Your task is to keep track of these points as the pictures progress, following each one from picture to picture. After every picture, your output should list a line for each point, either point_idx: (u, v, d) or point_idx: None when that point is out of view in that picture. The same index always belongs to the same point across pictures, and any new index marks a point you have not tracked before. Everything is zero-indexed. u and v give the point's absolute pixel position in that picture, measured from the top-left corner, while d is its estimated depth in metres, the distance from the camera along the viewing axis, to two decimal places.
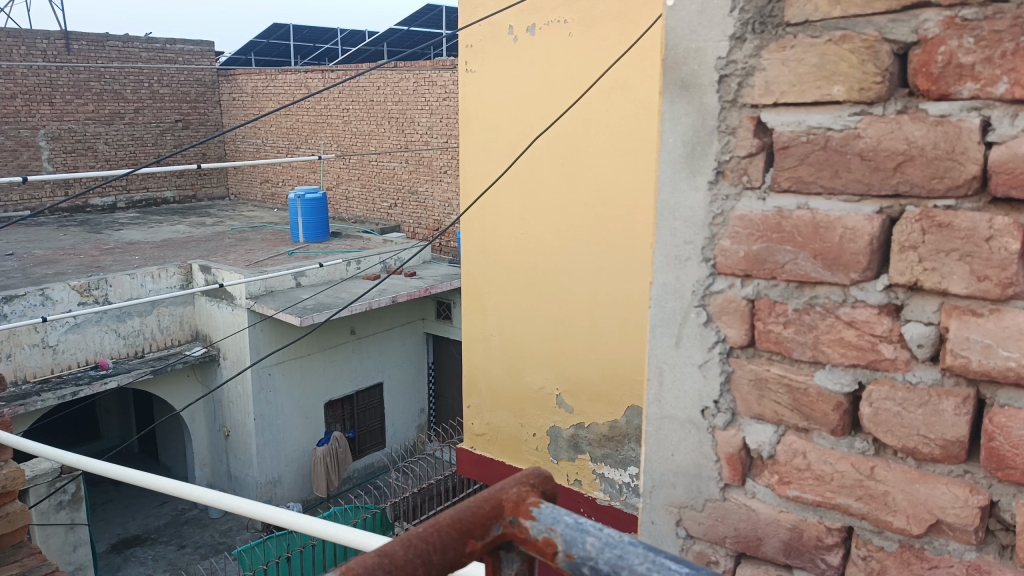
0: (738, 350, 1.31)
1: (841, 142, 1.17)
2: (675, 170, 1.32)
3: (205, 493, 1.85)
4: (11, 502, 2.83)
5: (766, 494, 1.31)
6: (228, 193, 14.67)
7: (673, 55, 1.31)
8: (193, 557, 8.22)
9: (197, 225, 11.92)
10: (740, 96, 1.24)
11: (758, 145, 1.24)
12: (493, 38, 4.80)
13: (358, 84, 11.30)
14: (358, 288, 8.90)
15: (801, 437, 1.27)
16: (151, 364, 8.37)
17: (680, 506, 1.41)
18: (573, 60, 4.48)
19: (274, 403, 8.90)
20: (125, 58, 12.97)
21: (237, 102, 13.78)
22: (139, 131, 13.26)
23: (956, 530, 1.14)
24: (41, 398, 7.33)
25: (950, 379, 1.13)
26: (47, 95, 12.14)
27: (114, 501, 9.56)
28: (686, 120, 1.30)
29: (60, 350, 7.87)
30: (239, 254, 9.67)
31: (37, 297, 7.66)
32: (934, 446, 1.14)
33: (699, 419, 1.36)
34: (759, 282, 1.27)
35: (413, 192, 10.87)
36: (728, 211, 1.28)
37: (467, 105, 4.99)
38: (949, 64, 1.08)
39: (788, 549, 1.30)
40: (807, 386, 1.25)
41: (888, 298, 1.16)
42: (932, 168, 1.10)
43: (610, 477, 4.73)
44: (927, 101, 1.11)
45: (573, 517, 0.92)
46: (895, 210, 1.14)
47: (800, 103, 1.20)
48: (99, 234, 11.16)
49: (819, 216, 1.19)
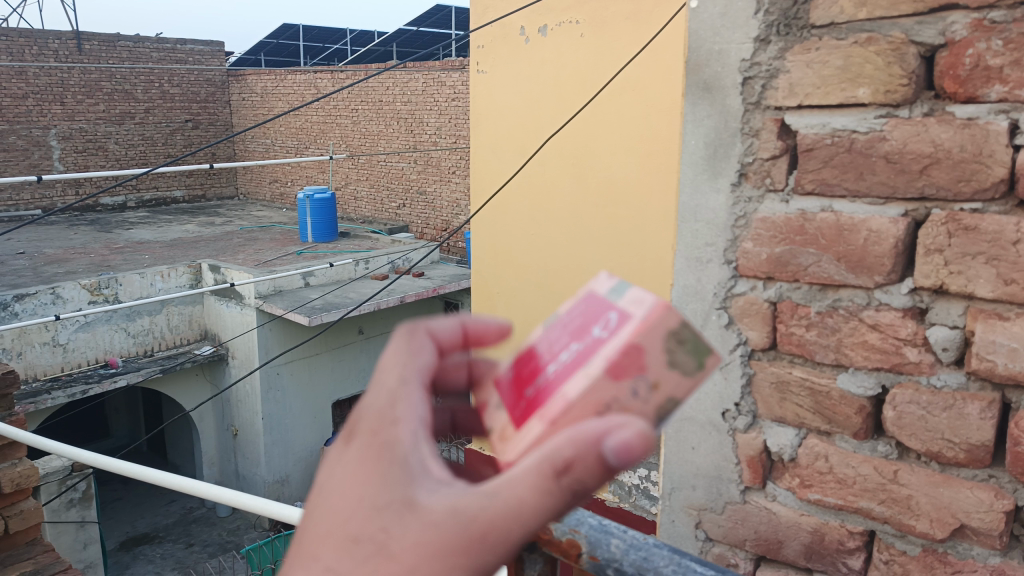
0: (760, 353, 1.31)
1: (866, 144, 1.16)
2: (697, 173, 1.33)
3: (216, 491, 1.83)
4: (25, 500, 2.86)
5: (787, 497, 1.31)
6: (237, 192, 14.74)
7: (695, 56, 1.31)
8: (201, 555, 8.24)
9: (206, 225, 11.97)
10: (764, 98, 1.25)
11: (781, 147, 1.25)
12: (505, 39, 4.86)
13: (367, 85, 11.32)
14: (367, 288, 8.89)
15: (823, 440, 1.26)
16: (160, 362, 8.39)
17: (699, 509, 1.41)
18: (583, 60, 4.49)
19: (282, 402, 8.93)
20: (135, 58, 13.00)
21: (247, 103, 13.85)
22: (150, 131, 13.32)
23: (981, 535, 1.14)
24: (52, 396, 7.37)
25: (975, 382, 1.13)
26: (58, 95, 12.18)
27: (123, 499, 9.60)
28: (708, 122, 1.31)
29: (70, 348, 7.90)
30: (248, 254, 9.69)
31: (48, 296, 7.70)
32: (958, 451, 1.14)
33: (720, 421, 1.36)
34: (782, 284, 1.27)
35: (421, 192, 10.87)
36: (751, 214, 1.28)
37: (478, 107, 5.08)
38: (976, 66, 1.08)
39: (809, 552, 1.29)
40: (830, 389, 1.24)
41: (913, 301, 1.16)
42: (957, 171, 1.10)
43: (620, 479, 4.63)
44: (954, 104, 1.11)
45: (596, 520, 1.00)
46: (921, 213, 1.14)
47: (824, 105, 1.19)
48: (110, 233, 11.22)
49: (843, 219, 1.18)
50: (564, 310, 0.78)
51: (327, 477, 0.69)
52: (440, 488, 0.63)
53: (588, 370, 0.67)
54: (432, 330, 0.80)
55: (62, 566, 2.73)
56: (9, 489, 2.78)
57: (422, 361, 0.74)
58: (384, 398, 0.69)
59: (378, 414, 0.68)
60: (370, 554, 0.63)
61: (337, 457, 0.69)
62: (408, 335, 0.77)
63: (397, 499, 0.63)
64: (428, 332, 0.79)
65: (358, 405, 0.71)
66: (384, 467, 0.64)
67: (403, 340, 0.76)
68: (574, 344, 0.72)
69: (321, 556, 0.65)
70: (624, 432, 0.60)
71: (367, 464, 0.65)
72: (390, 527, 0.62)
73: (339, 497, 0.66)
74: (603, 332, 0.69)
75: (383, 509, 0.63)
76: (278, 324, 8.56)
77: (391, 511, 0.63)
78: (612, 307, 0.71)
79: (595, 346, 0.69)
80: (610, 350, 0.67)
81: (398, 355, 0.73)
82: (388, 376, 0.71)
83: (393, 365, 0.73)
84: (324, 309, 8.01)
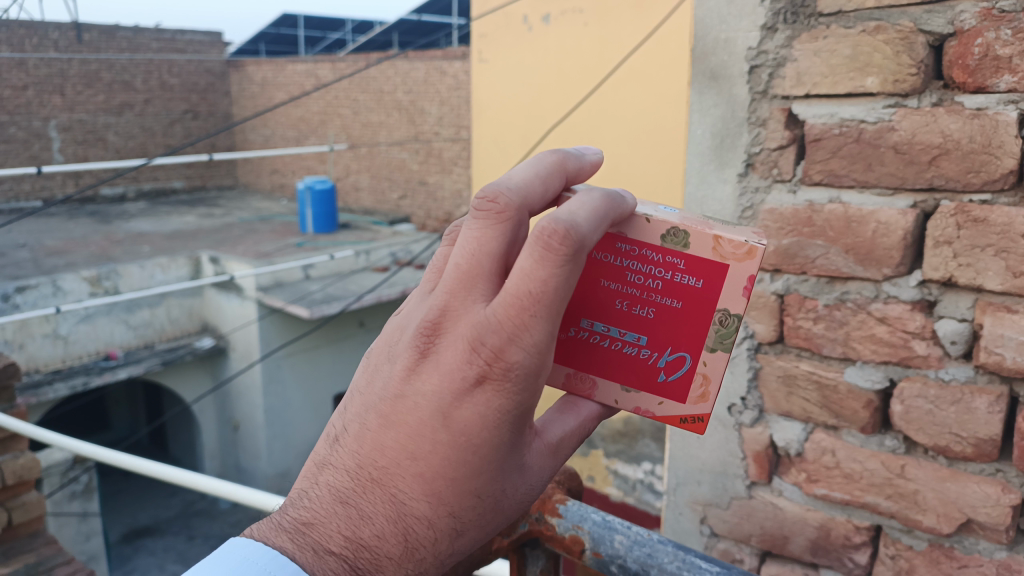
0: (767, 347, 1.30)
1: (875, 134, 1.15)
2: (704, 163, 1.32)
3: (221, 486, 1.81)
4: (28, 492, 2.86)
5: (793, 492, 1.30)
6: (236, 183, 14.72)
7: (702, 45, 1.29)
8: (202, 548, 8.25)
9: (206, 216, 11.93)
10: (771, 87, 1.23)
11: (788, 138, 1.23)
12: (507, 27, 4.92)
13: (368, 74, 11.27)
14: (368, 280, 8.77)
15: (830, 434, 1.25)
16: (160, 355, 8.38)
17: (704, 504, 1.41)
18: (588, 47, 4.53)
19: (282, 395, 8.95)
20: (135, 48, 12.98)
21: (246, 93, 13.90)
22: (149, 122, 13.30)
23: (988, 530, 1.13)
24: (53, 389, 7.37)
25: (983, 376, 1.11)
26: (58, 86, 12.05)
27: (125, 491, 9.62)
28: (715, 112, 1.29)
29: (71, 341, 7.88)
30: (248, 245, 9.66)
31: (49, 288, 7.67)
32: (966, 445, 1.13)
33: (726, 416, 1.35)
34: (790, 277, 1.25)
35: (422, 182, 10.82)
36: (758, 205, 1.27)
37: (480, 94, 5.18)
38: (986, 56, 1.06)
39: (814, 548, 1.28)
40: (837, 383, 1.23)
41: (921, 295, 1.15)
42: (967, 162, 1.08)
43: (623, 474, 4.64)
44: (963, 94, 1.09)
45: (599, 516, 1.02)
46: (930, 205, 1.12)
47: (832, 95, 1.18)
48: (109, 224, 11.20)
49: (852, 211, 1.17)
50: (678, 282, 0.89)
51: (440, 407, 0.71)
52: (535, 450, 0.77)
53: (627, 389, 0.92)
54: (590, 235, 0.71)
55: (65, 558, 2.71)
56: (11, 481, 2.81)
57: (573, 289, 0.70)
58: (535, 361, 0.70)
59: (524, 379, 0.70)
60: (475, 508, 0.73)
61: (453, 383, 0.70)
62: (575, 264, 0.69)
63: (509, 464, 0.74)
64: (588, 246, 0.70)
65: (494, 341, 0.69)
66: (509, 438, 0.72)
67: (565, 264, 0.68)
68: (645, 346, 0.91)
69: (431, 498, 0.72)
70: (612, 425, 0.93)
71: (498, 429, 0.71)
72: (499, 490, 0.74)
73: (460, 450, 0.71)
74: (667, 367, 0.91)
75: (496, 474, 0.73)
76: (278, 316, 8.56)
77: (503, 473, 0.73)
78: (698, 354, 0.90)
79: (651, 372, 0.91)
80: (653, 393, 0.92)
81: (559, 299, 0.68)
82: (546, 329, 0.69)
83: (551, 300, 0.68)
84: (325, 302, 7.97)
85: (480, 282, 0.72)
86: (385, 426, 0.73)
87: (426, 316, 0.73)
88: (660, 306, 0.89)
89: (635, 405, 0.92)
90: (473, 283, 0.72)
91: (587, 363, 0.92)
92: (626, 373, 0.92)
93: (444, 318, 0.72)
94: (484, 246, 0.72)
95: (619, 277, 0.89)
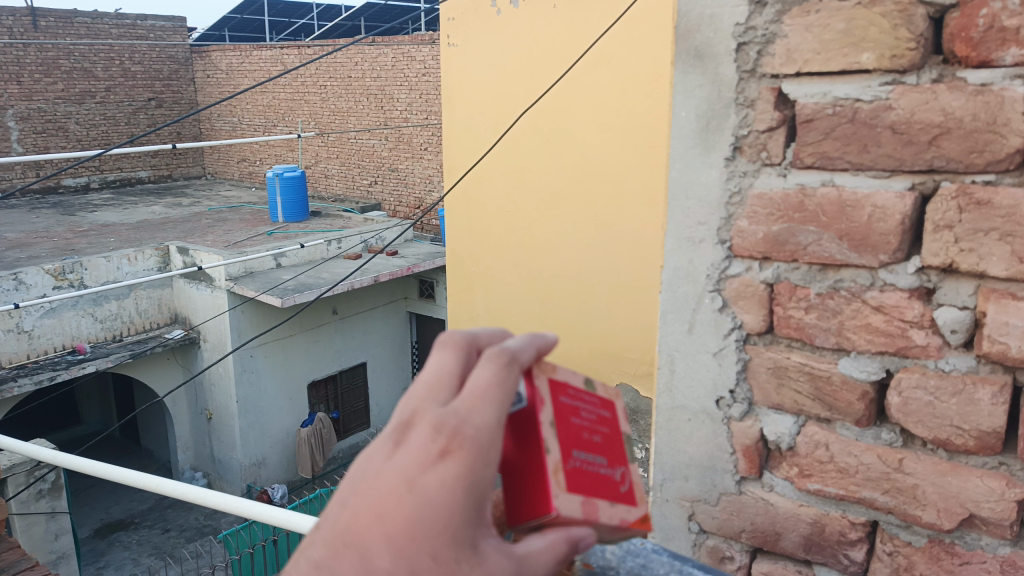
0: (756, 337, 1.24)
1: (870, 114, 1.09)
2: (688, 147, 1.24)
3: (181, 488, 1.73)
4: None
5: (785, 487, 1.25)
6: (204, 172, 14.40)
7: (685, 21, 1.21)
8: (179, 540, 8.15)
9: (173, 206, 11.69)
10: (760, 66, 1.16)
11: (778, 118, 1.16)
12: (476, 10, 4.80)
13: (335, 60, 11.05)
14: (340, 268, 8.67)
15: (823, 428, 1.20)
16: (129, 347, 8.16)
17: (692, 500, 1.35)
18: (562, 32, 4.46)
19: (257, 385, 8.77)
20: (94, 34, 12.58)
21: (212, 80, 13.43)
22: (111, 110, 12.90)
23: (990, 525, 1.09)
24: (18, 384, 7.19)
25: (985, 366, 1.06)
26: (14, 74, 11.79)
27: (95, 486, 9.42)
28: (700, 92, 1.21)
29: (35, 335, 7.67)
30: (217, 234, 9.45)
31: (10, 281, 7.44)
32: (968, 438, 1.08)
33: (714, 409, 1.29)
34: (779, 265, 1.20)
35: (393, 168, 10.67)
36: (746, 189, 1.20)
37: (449, 78, 5.07)
38: (991, 28, 1.01)
39: (809, 544, 1.24)
40: (830, 373, 1.18)
41: (920, 281, 1.09)
42: (969, 142, 1.02)
43: None
44: (965, 69, 1.03)
45: None
46: (929, 186, 1.07)
47: (825, 72, 1.12)
48: (73, 216, 10.89)
49: (846, 194, 1.11)
50: (600, 417, 0.80)
51: (402, 467, 0.58)
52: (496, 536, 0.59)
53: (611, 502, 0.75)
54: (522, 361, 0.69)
55: (27, 563, 2.58)
56: None
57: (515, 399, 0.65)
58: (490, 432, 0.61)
59: (483, 444, 0.59)
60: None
61: (416, 449, 0.58)
62: (510, 359, 0.66)
63: (467, 535, 0.57)
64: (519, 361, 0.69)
65: (457, 410, 0.61)
66: (469, 508, 0.57)
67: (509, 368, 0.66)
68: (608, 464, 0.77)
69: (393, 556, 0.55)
70: (589, 537, 0.69)
71: (458, 490, 0.57)
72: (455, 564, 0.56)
73: (421, 510, 0.56)
74: (622, 481, 0.78)
75: (453, 538, 0.56)
76: (250, 306, 8.39)
77: (460, 543, 0.56)
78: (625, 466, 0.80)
79: (616, 484, 0.77)
80: (630, 507, 0.78)
81: (503, 388, 0.63)
82: (497, 398, 0.62)
83: (495, 389, 0.63)
84: (298, 290, 7.84)
85: (434, 375, 0.65)
86: (355, 494, 0.59)
87: (399, 414, 0.63)
88: (603, 434, 0.79)
89: (621, 518, 0.75)
90: (435, 391, 0.64)
91: (588, 487, 0.73)
92: (604, 489, 0.75)
93: (415, 410, 0.62)
94: (443, 363, 0.67)
95: (611, 413, 0.82)
